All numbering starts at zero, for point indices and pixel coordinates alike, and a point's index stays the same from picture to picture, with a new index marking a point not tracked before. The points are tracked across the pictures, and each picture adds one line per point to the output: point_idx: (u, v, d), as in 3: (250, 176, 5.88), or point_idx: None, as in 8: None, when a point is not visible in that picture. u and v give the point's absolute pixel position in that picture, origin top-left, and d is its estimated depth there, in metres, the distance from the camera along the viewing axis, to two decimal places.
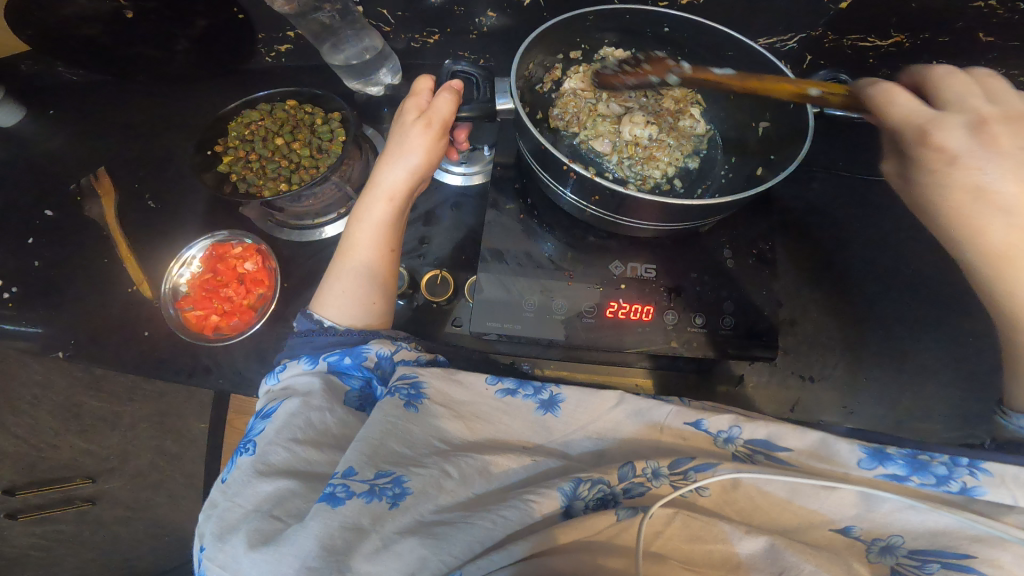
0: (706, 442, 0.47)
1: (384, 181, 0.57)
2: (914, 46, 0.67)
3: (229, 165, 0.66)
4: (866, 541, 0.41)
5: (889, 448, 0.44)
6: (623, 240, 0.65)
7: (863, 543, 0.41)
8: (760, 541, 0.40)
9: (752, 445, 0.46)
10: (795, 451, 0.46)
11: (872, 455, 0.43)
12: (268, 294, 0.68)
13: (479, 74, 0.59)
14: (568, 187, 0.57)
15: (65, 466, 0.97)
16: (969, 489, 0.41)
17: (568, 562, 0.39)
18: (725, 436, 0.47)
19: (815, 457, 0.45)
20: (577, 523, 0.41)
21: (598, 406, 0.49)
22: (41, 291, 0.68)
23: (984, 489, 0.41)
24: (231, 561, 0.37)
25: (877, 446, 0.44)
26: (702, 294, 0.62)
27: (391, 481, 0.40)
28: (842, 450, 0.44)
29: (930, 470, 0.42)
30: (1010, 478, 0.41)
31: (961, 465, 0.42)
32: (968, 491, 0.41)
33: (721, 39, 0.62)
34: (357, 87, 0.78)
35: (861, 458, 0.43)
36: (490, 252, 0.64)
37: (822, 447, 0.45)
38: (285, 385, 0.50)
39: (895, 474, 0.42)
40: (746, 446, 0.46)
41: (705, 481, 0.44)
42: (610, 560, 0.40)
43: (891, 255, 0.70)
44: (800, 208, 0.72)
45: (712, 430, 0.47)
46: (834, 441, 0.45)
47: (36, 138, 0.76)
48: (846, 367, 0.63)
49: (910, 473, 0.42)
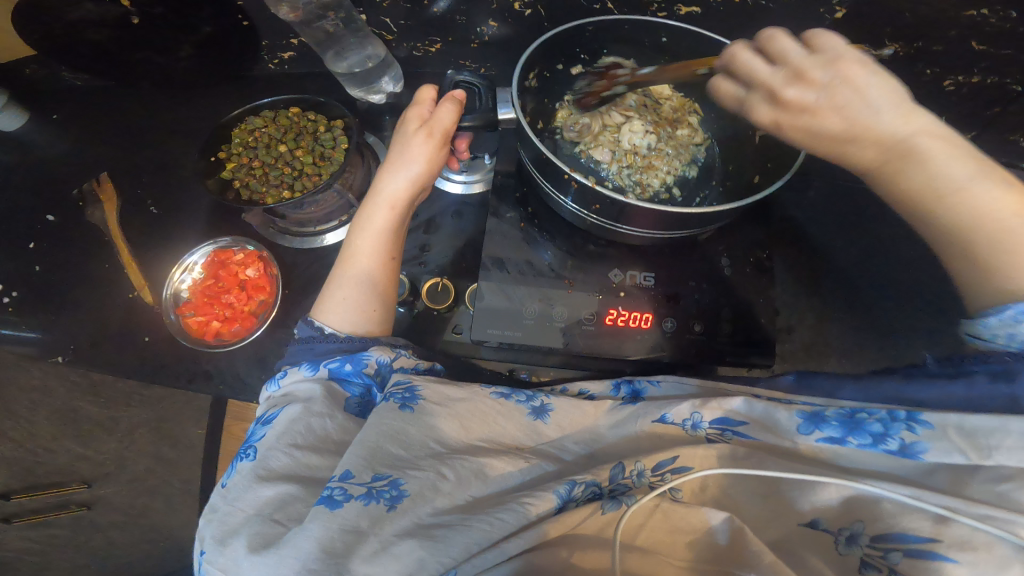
0: (678, 433, 0.49)
1: (385, 189, 0.57)
2: (908, 54, 0.68)
3: (232, 171, 0.67)
4: (833, 531, 0.41)
5: (825, 411, 0.45)
6: (622, 248, 0.66)
7: (831, 533, 0.41)
8: (729, 527, 0.42)
9: (718, 426, 0.48)
10: (750, 424, 0.47)
11: (808, 420, 0.45)
12: (269, 300, 0.68)
13: (482, 84, 0.60)
14: (569, 197, 0.57)
15: (61, 471, 0.97)
16: (909, 447, 0.40)
17: (552, 559, 0.40)
18: (691, 424, 0.48)
19: (764, 428, 0.47)
20: (565, 517, 0.41)
21: (584, 416, 0.51)
22: (41, 296, 0.69)
23: (926, 447, 0.40)
24: (232, 564, 0.38)
25: (814, 410, 0.46)
26: (700, 302, 0.63)
27: (389, 483, 0.41)
28: (780, 418, 0.46)
29: (866, 429, 0.43)
30: (952, 427, 0.39)
31: (900, 421, 0.42)
32: (907, 448, 0.40)
33: (720, 49, 0.62)
34: (359, 95, 0.79)
35: (798, 424, 0.45)
36: (491, 259, 0.64)
37: (767, 417, 0.47)
38: (287, 391, 0.50)
39: (831, 436, 0.44)
40: (711, 429, 0.48)
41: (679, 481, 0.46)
42: (586, 557, 0.41)
43: (887, 263, 0.70)
44: (797, 216, 0.73)
45: (677, 420, 0.49)
46: (775, 410, 0.47)
47: (38, 143, 0.76)
48: (842, 373, 0.64)
49: (846, 435, 0.43)
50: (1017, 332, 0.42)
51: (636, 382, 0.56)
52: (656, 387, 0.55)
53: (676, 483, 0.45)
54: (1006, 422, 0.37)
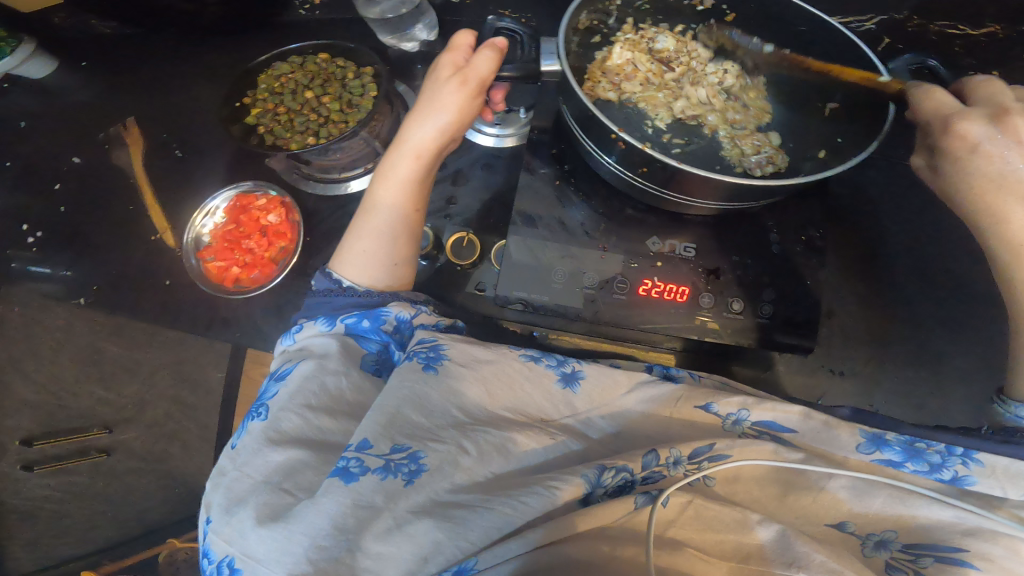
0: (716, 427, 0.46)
1: (412, 138, 0.54)
2: (1006, 39, 0.62)
3: (257, 117, 0.64)
4: (859, 535, 0.41)
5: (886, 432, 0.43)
6: (661, 215, 0.61)
7: (857, 538, 0.41)
8: (773, 530, 0.39)
9: (759, 427, 0.45)
10: (799, 436, 0.45)
11: (871, 440, 0.43)
12: (290, 248, 0.66)
13: (523, 31, 0.56)
14: (611, 155, 0.54)
15: (83, 415, 0.98)
16: (960, 479, 0.41)
17: (586, 552, 0.38)
18: (732, 420, 0.46)
19: (817, 444, 0.44)
20: (597, 511, 0.39)
21: (611, 386, 0.47)
22: (66, 237, 0.68)
23: (973, 480, 0.40)
24: (238, 535, 0.36)
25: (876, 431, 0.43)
26: (742, 278, 0.59)
27: (408, 456, 0.38)
28: (843, 436, 0.43)
29: (924, 458, 0.42)
30: (1000, 469, 0.40)
31: (955, 454, 0.41)
32: (958, 480, 0.41)
33: (793, 13, 0.58)
34: (392, 43, 0.75)
35: (861, 443, 0.43)
36: (522, 216, 0.61)
37: (824, 433, 0.44)
38: (301, 346, 0.48)
39: (890, 459, 0.42)
40: (752, 430, 0.45)
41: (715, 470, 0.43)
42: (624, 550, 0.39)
43: (948, 248, 0.65)
44: (853, 192, 0.67)
45: (721, 413, 0.46)
46: (835, 428, 0.43)
47: (67, 87, 0.75)
48: (886, 362, 0.60)
49: (905, 460, 0.42)
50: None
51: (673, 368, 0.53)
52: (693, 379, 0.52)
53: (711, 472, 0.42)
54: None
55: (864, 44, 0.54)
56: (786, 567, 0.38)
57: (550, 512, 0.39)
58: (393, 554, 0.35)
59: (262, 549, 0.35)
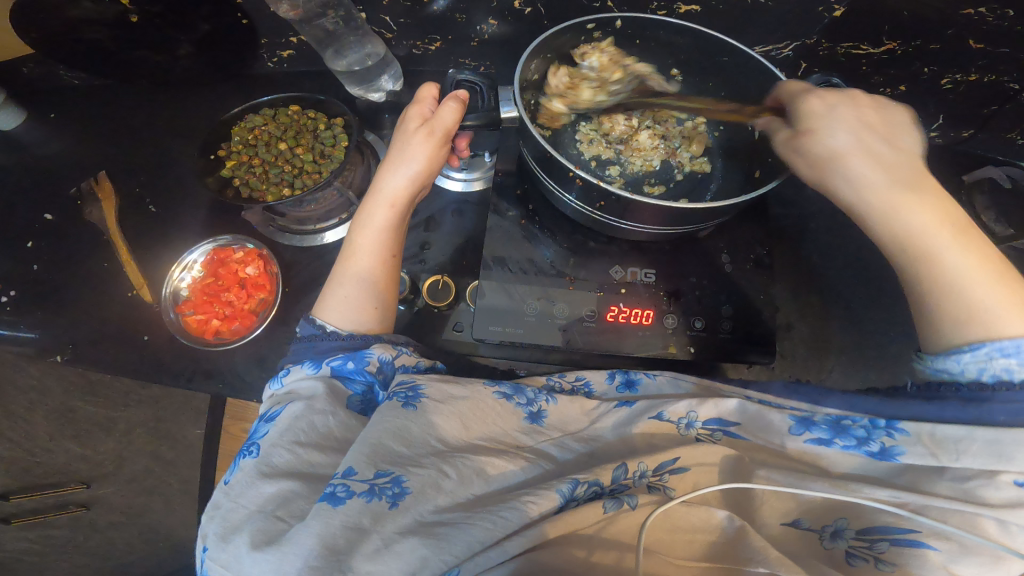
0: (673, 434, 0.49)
1: (386, 188, 0.57)
2: (906, 53, 0.68)
3: (232, 170, 0.67)
4: (815, 529, 0.42)
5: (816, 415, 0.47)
6: (623, 246, 0.66)
7: (814, 532, 0.42)
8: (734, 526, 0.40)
9: (710, 427, 0.49)
10: (743, 427, 0.49)
11: (800, 422, 0.47)
12: (269, 298, 0.68)
13: (483, 83, 0.60)
14: (570, 193, 0.58)
15: (59, 471, 0.97)
16: (888, 450, 0.42)
17: (563, 559, 0.38)
18: (685, 423, 0.49)
19: (755, 429, 0.48)
20: (568, 517, 0.40)
21: (576, 419, 0.51)
22: (39, 295, 0.68)
23: (902, 450, 0.42)
24: (234, 561, 0.37)
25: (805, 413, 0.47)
26: (701, 299, 0.63)
27: (391, 481, 0.40)
28: (773, 420, 0.47)
29: (851, 433, 0.44)
30: (927, 435, 0.42)
31: (881, 428, 0.44)
32: (887, 451, 0.42)
33: (718, 46, 0.63)
34: (359, 93, 0.80)
35: (791, 425, 0.46)
36: (492, 256, 0.64)
37: (758, 419, 0.48)
38: (290, 389, 0.50)
39: (820, 437, 0.45)
40: (704, 429, 0.49)
41: (678, 482, 0.45)
42: (600, 557, 0.39)
43: (884, 257, 0.70)
44: (795, 214, 0.73)
45: (673, 418, 0.49)
46: (766, 413, 0.48)
47: (36, 142, 0.76)
48: (842, 370, 0.64)
49: (833, 437, 0.45)
50: (988, 367, 0.41)
51: (631, 372, 0.57)
52: (651, 379, 0.56)
53: (673, 484, 0.45)
54: (972, 431, 0.39)
55: (776, 71, 0.59)
56: (749, 565, 0.38)
57: (527, 526, 0.40)
58: (382, 573, 0.36)
59: (256, 572, 0.36)
